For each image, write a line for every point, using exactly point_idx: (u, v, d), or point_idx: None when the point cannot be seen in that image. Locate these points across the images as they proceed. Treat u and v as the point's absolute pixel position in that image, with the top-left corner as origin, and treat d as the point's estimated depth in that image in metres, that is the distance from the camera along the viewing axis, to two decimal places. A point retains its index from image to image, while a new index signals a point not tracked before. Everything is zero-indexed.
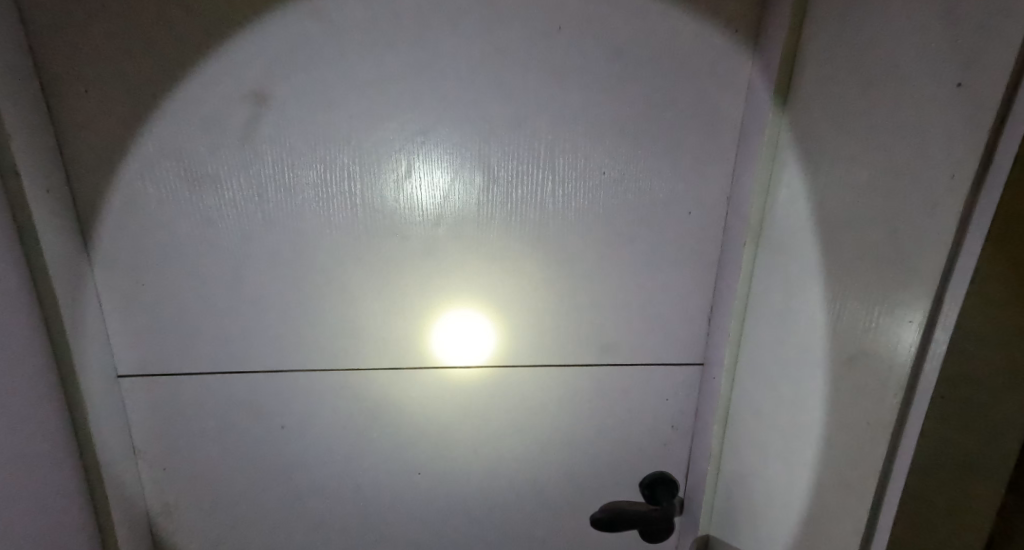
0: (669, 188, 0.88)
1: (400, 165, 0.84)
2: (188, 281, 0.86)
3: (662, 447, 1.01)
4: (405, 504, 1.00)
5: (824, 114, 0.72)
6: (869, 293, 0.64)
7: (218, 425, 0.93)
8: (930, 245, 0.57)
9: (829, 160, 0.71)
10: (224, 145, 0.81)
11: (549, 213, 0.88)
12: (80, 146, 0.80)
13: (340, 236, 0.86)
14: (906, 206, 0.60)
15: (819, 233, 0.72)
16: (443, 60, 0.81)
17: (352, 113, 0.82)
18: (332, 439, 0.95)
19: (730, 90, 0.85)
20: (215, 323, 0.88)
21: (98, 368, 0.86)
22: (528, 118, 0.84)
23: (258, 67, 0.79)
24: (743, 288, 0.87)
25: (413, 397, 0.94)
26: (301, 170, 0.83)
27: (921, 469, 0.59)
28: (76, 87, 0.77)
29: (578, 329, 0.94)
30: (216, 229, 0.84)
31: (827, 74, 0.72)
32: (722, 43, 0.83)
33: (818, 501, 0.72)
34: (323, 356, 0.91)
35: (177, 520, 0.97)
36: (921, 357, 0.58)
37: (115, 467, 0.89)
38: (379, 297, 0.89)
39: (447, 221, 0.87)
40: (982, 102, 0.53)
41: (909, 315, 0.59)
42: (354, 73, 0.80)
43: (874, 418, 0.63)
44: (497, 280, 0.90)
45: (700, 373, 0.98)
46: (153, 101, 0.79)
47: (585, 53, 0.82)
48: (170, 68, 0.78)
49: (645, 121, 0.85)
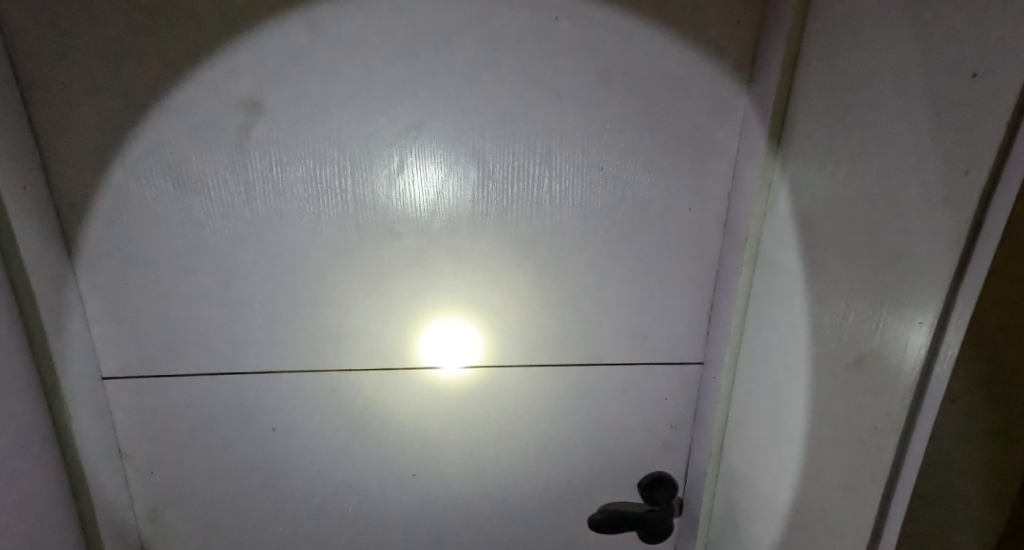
0: (669, 184, 0.86)
1: (392, 161, 0.82)
2: (174, 281, 0.84)
3: (661, 446, 1.00)
4: (399, 507, 0.98)
5: (827, 106, 0.70)
6: (876, 293, 0.62)
7: (207, 428, 0.91)
8: (939, 243, 0.55)
9: (833, 155, 0.68)
10: (210, 141, 0.79)
11: (545, 209, 0.86)
12: (60, 144, 0.77)
13: (330, 234, 0.84)
14: (913, 201, 0.58)
15: (823, 229, 0.70)
16: (435, 52, 0.78)
17: (342, 107, 0.79)
18: (324, 440, 0.93)
19: (731, 83, 0.83)
20: (202, 325, 0.86)
21: (80, 371, 0.84)
22: (524, 112, 0.81)
23: (244, 61, 0.77)
24: (744, 286, 0.85)
25: (406, 397, 0.92)
26: (290, 166, 0.81)
27: (930, 472, 0.57)
28: (52, 80, 0.75)
29: (574, 329, 0.92)
30: (202, 227, 0.82)
31: (830, 66, 0.69)
32: (724, 35, 0.81)
33: (819, 505, 0.71)
34: (314, 356, 0.89)
35: (166, 524, 0.95)
36: (931, 359, 0.56)
37: (99, 470, 0.87)
38: (370, 296, 0.87)
39: (441, 218, 0.85)
40: (998, 93, 0.50)
41: (919, 316, 0.57)
42: (343, 65, 0.78)
43: (881, 421, 0.61)
44: (491, 278, 0.88)
45: (700, 372, 0.96)
46: (134, 95, 0.76)
47: (583, 45, 0.80)
48: (152, 61, 0.75)
49: (643, 115, 0.83)
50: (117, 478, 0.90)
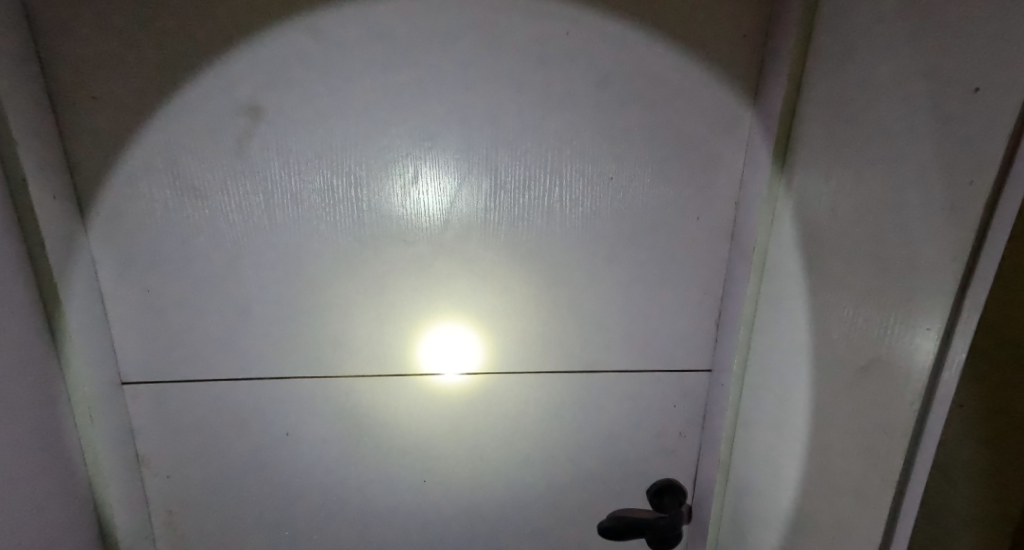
0: (677, 194, 0.88)
1: (407, 171, 0.84)
2: (193, 286, 0.86)
3: (669, 453, 1.00)
4: (409, 513, 0.99)
5: (834, 118, 0.71)
6: (884, 299, 0.63)
7: (222, 433, 0.92)
8: (946, 251, 0.56)
9: (841, 165, 0.70)
10: (231, 152, 0.81)
11: (555, 218, 0.87)
12: (86, 153, 0.80)
13: (344, 242, 0.86)
14: (918, 210, 0.59)
15: (831, 237, 0.71)
16: (449, 66, 0.80)
17: (358, 118, 0.81)
18: (336, 445, 0.95)
19: (738, 96, 0.84)
20: (219, 330, 0.88)
21: (100, 375, 0.86)
22: (535, 123, 0.83)
23: (265, 73, 0.79)
24: (752, 294, 0.86)
25: (417, 403, 0.94)
26: (307, 176, 0.83)
27: (943, 477, 0.58)
28: (83, 94, 0.77)
29: (582, 336, 0.93)
30: (220, 235, 0.84)
31: (835, 79, 0.71)
32: (732, 49, 0.82)
33: (829, 511, 0.71)
34: (328, 362, 0.91)
35: (180, 527, 0.96)
36: (939, 365, 0.57)
37: (116, 471, 0.89)
38: (383, 304, 0.89)
39: (454, 227, 0.86)
40: (1001, 106, 0.52)
41: (926, 323, 0.58)
42: (359, 79, 0.80)
43: (891, 426, 0.62)
44: (501, 287, 0.90)
45: (708, 379, 0.97)
46: (160, 108, 0.79)
47: (594, 58, 0.82)
48: (178, 75, 0.78)
49: (651, 127, 0.85)
50: (133, 480, 0.92)
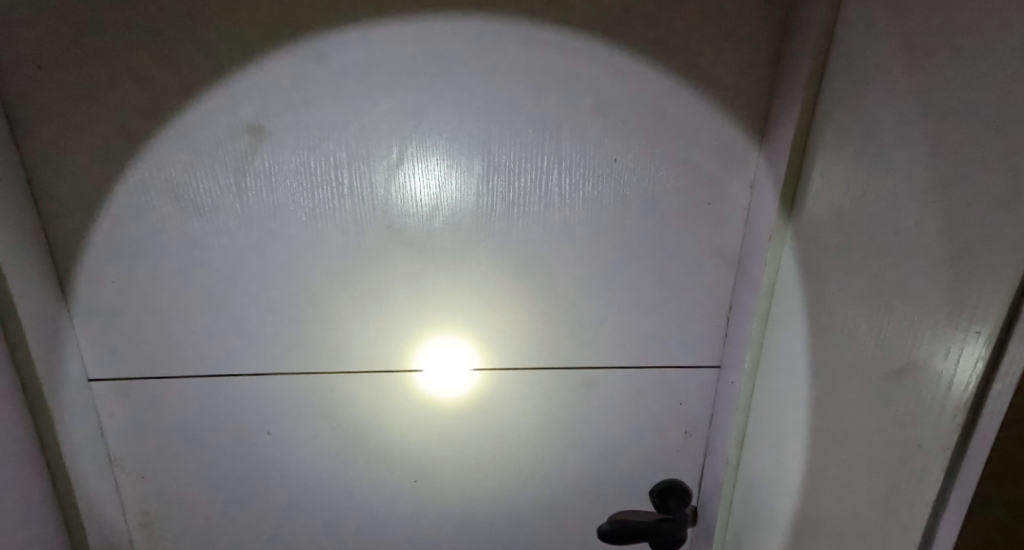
0: (686, 178, 0.81)
1: (391, 153, 0.77)
2: (160, 278, 0.80)
3: (674, 453, 0.95)
4: (397, 513, 0.94)
5: (863, 92, 0.64)
6: (922, 298, 0.56)
7: (197, 432, 0.87)
8: (1005, 243, 0.48)
9: (874, 147, 0.62)
10: (197, 130, 0.74)
11: (554, 204, 0.80)
12: (37, 133, 0.72)
13: (325, 230, 0.79)
14: (964, 195, 0.52)
15: (859, 224, 0.64)
16: (436, 38, 0.73)
17: (336, 94, 0.74)
18: (319, 444, 0.89)
19: (755, 71, 0.77)
20: (190, 325, 0.82)
21: (63, 374, 0.80)
22: (530, 101, 0.76)
23: (230, 45, 0.71)
24: (767, 287, 0.79)
25: (404, 401, 0.88)
26: (282, 158, 0.76)
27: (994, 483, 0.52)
28: (30, 67, 0.70)
29: (581, 331, 0.87)
30: (189, 222, 0.77)
31: (865, 51, 0.63)
32: (750, 18, 0.74)
33: (848, 525, 0.65)
34: (309, 359, 0.85)
35: (158, 529, 0.92)
36: (991, 372, 0.50)
37: (86, 474, 0.84)
38: (367, 296, 0.83)
39: (444, 214, 0.80)
40: None
41: (976, 326, 0.50)
42: (337, 51, 0.72)
43: (928, 438, 0.55)
44: (494, 279, 0.83)
45: (718, 376, 0.90)
46: (116, 81, 0.71)
47: (596, 27, 0.74)
48: (134, 46, 0.70)
49: (658, 105, 0.77)
50: (106, 483, 0.87)
